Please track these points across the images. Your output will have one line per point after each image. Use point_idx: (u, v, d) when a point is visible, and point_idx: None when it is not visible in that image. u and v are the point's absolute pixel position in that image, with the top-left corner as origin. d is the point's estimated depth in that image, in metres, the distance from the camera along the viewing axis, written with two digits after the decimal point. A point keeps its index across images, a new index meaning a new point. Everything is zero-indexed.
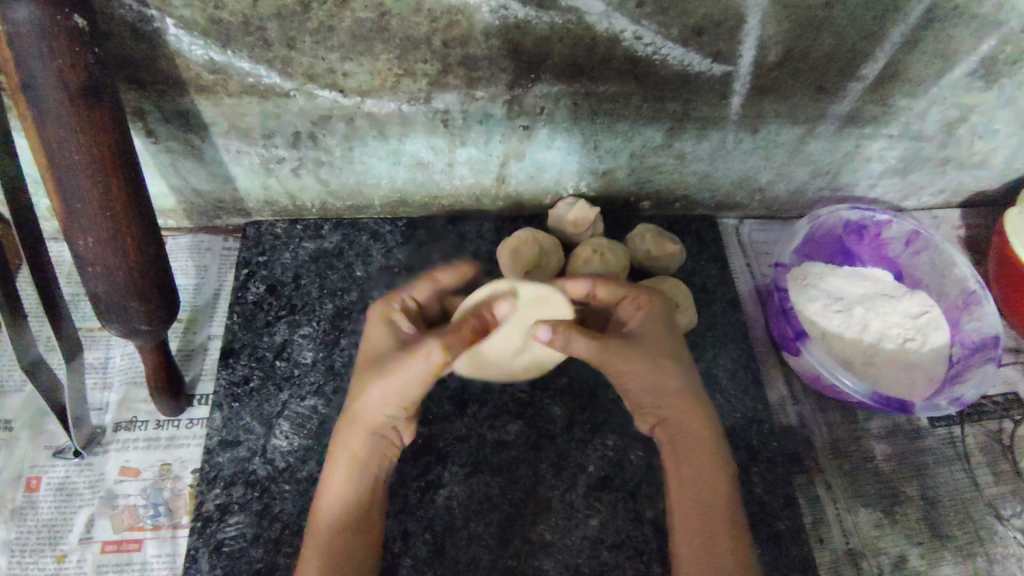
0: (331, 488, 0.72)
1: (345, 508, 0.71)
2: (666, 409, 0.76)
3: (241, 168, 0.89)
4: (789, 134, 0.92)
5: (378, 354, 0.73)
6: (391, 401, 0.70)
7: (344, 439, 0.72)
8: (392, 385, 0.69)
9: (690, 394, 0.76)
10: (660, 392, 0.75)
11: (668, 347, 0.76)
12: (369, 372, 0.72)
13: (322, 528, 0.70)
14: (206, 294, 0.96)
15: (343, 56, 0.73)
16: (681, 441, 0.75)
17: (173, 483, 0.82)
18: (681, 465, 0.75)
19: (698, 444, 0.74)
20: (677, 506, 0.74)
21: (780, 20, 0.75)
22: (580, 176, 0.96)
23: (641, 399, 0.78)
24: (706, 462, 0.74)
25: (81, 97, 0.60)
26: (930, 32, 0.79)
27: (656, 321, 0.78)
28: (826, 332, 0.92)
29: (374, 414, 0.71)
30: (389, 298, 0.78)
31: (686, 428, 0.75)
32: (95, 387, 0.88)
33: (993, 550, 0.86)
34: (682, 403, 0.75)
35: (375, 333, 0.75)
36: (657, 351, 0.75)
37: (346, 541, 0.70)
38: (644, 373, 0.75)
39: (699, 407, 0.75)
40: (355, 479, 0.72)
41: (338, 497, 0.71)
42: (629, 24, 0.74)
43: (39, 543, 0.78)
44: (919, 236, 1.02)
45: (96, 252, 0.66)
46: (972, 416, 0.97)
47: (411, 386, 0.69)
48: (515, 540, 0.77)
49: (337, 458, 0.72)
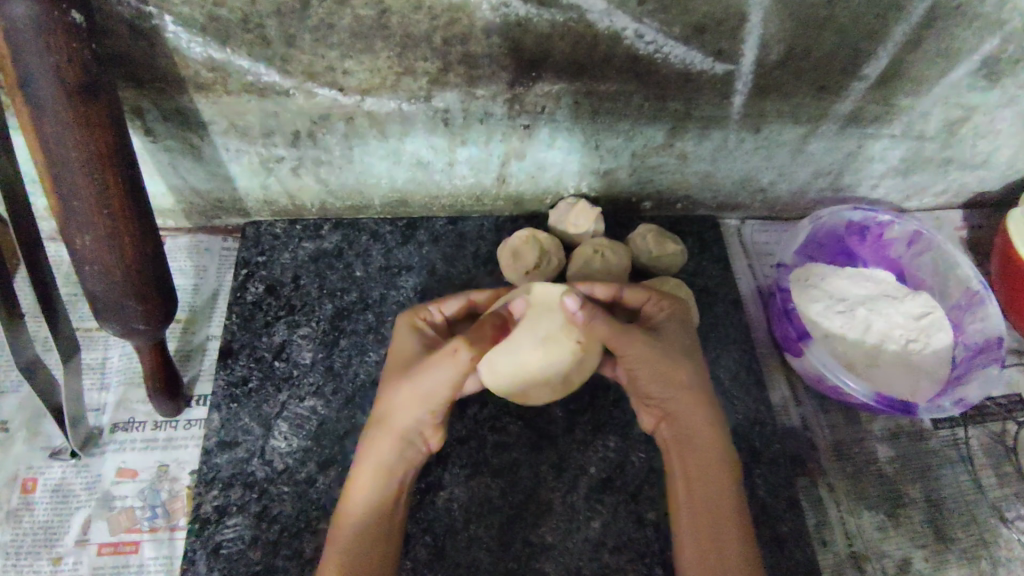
0: (355, 488, 0.72)
1: (368, 508, 0.71)
2: (675, 406, 0.75)
3: (240, 167, 0.88)
4: (790, 134, 0.91)
5: (405, 360, 0.74)
6: (420, 405, 0.71)
7: (371, 441, 0.72)
8: (423, 390, 0.70)
9: (700, 389, 0.75)
10: (672, 388, 0.75)
11: (685, 343, 0.76)
12: (398, 377, 0.72)
13: (345, 524, 0.70)
14: (205, 294, 0.95)
15: (342, 54, 0.73)
16: (690, 439, 0.74)
17: (170, 484, 0.82)
18: (687, 463, 0.74)
19: (709, 445, 0.73)
20: (683, 506, 0.72)
21: (782, 19, 0.75)
22: (580, 176, 0.96)
23: (652, 397, 0.77)
24: (716, 463, 0.73)
25: (79, 94, 0.60)
26: (933, 30, 0.78)
27: (676, 321, 0.78)
28: (828, 333, 0.92)
29: (402, 415, 0.72)
30: (415, 308, 0.78)
31: (693, 423, 0.74)
32: (92, 387, 0.88)
33: (998, 553, 0.86)
34: (693, 398, 0.75)
35: (400, 344, 0.75)
36: (674, 346, 0.75)
37: (371, 536, 0.70)
38: (655, 364, 0.74)
39: (708, 407, 0.75)
40: (379, 478, 0.72)
41: (360, 502, 0.71)
42: (630, 22, 0.73)
43: (34, 545, 0.77)
44: (922, 236, 1.01)
45: (92, 250, 0.65)
46: (975, 418, 0.96)
47: (440, 387, 0.70)
48: (515, 543, 0.77)
49: (363, 459, 0.72)
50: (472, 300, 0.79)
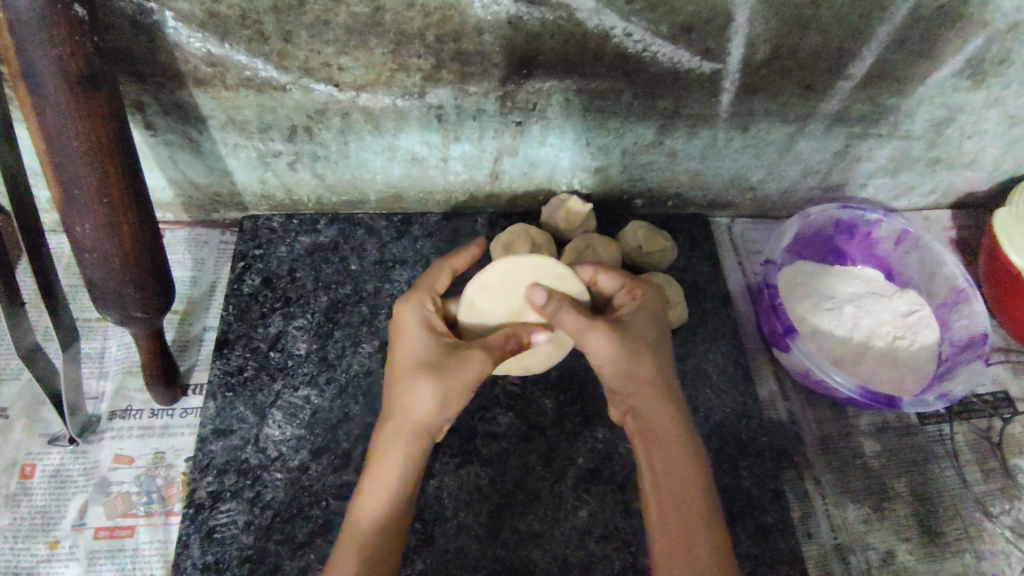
0: (373, 486, 0.70)
1: (388, 504, 0.70)
2: (638, 399, 0.76)
3: (238, 161, 0.90)
4: (779, 133, 0.93)
5: (421, 357, 0.72)
6: (446, 404, 0.71)
7: (391, 438, 0.71)
8: (452, 388, 0.71)
9: (662, 380, 0.76)
10: (633, 383, 0.76)
11: (652, 339, 0.77)
12: (416, 376, 0.71)
13: (365, 521, 0.68)
14: (203, 285, 0.97)
15: (337, 50, 0.75)
16: (652, 430, 0.75)
17: (166, 470, 0.83)
18: (653, 457, 0.73)
19: (670, 435, 0.74)
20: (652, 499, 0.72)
21: (767, 19, 0.77)
22: (573, 173, 0.97)
23: (614, 392, 0.77)
24: (678, 453, 0.73)
25: (80, 85, 0.62)
26: (916, 31, 0.80)
27: (644, 313, 0.78)
28: (816, 330, 0.93)
29: (424, 412, 0.71)
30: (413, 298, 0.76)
31: (655, 415, 0.75)
32: (91, 376, 0.89)
33: (982, 547, 0.87)
34: (654, 390, 0.76)
35: (407, 337, 0.74)
36: (641, 342, 0.76)
37: (390, 532, 0.69)
38: (621, 364, 0.75)
39: (670, 399, 0.76)
40: (402, 473, 0.71)
41: (378, 497, 0.70)
42: (619, 21, 0.75)
43: (32, 529, 0.79)
44: (909, 235, 1.02)
45: (92, 238, 0.67)
46: (961, 415, 0.97)
47: (466, 389, 0.71)
48: (503, 531, 0.78)
49: (383, 454, 0.71)
50: (455, 267, 0.80)
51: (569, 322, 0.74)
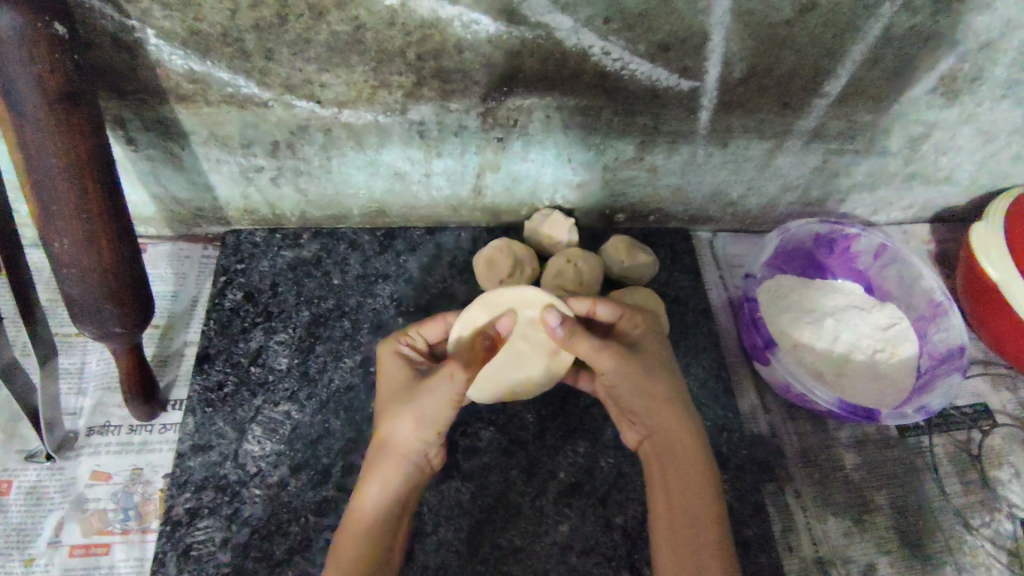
0: (359, 510, 0.71)
1: (373, 527, 0.70)
2: (652, 417, 0.77)
3: (221, 176, 0.91)
4: (757, 149, 0.94)
5: (399, 385, 0.74)
6: (424, 428, 0.72)
7: (374, 467, 0.72)
8: (429, 412, 0.71)
9: (678, 399, 0.77)
10: (651, 403, 0.77)
11: (664, 359, 0.79)
12: (394, 404, 0.73)
13: (350, 543, 0.69)
14: (184, 300, 0.97)
15: (318, 68, 0.76)
16: (669, 449, 0.76)
17: (143, 487, 0.82)
18: (666, 472, 0.75)
19: (685, 453, 0.75)
20: (663, 515, 0.73)
21: (743, 38, 0.78)
22: (555, 188, 0.98)
23: (631, 412, 0.79)
24: (691, 471, 0.74)
25: (60, 102, 0.62)
26: (888, 50, 0.82)
27: (654, 336, 0.80)
28: (796, 343, 0.94)
29: (404, 438, 0.72)
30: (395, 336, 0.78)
31: (670, 433, 0.76)
32: (69, 391, 0.89)
33: (962, 559, 0.87)
34: (670, 408, 0.76)
35: (386, 372, 0.76)
36: (654, 361, 0.77)
37: (375, 556, 0.69)
38: (634, 381, 0.76)
39: (686, 417, 0.76)
40: (386, 499, 0.72)
41: (363, 520, 0.70)
42: (597, 40, 0.76)
43: (7, 547, 0.78)
44: (886, 249, 1.04)
45: (70, 254, 0.67)
46: (940, 427, 0.98)
47: (444, 412, 0.72)
48: (483, 546, 0.78)
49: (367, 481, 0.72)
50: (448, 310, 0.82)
51: (584, 349, 0.75)
